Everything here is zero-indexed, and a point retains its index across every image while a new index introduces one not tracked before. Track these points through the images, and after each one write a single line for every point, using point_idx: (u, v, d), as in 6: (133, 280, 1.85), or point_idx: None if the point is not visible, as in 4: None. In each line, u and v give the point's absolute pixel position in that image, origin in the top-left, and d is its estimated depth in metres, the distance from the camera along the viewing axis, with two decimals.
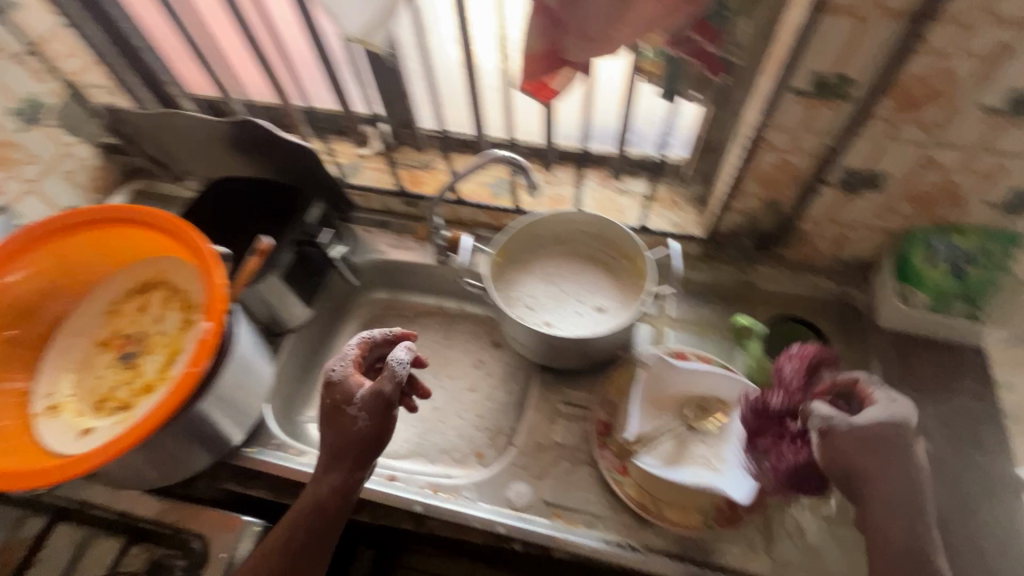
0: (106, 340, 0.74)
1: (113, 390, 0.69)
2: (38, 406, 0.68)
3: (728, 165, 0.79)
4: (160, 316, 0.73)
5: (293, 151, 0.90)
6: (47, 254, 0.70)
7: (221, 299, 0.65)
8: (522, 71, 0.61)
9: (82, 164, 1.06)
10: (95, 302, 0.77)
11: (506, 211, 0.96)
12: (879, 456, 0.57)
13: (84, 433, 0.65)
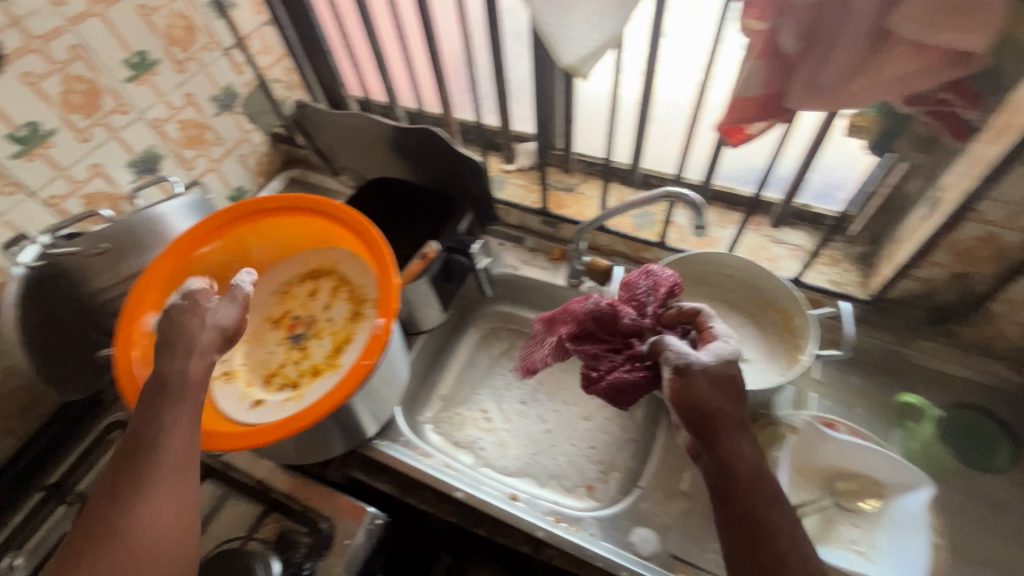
0: (276, 318, 0.80)
1: (283, 368, 0.75)
2: (215, 370, 0.74)
3: (916, 229, 0.74)
4: (329, 304, 0.79)
5: (455, 160, 0.92)
6: (242, 232, 0.77)
7: (393, 294, 0.68)
8: (726, 113, 0.59)
9: (255, 149, 1.15)
10: (270, 281, 0.83)
11: (649, 244, 0.94)
12: (729, 402, 0.54)
13: (257, 404, 0.71)
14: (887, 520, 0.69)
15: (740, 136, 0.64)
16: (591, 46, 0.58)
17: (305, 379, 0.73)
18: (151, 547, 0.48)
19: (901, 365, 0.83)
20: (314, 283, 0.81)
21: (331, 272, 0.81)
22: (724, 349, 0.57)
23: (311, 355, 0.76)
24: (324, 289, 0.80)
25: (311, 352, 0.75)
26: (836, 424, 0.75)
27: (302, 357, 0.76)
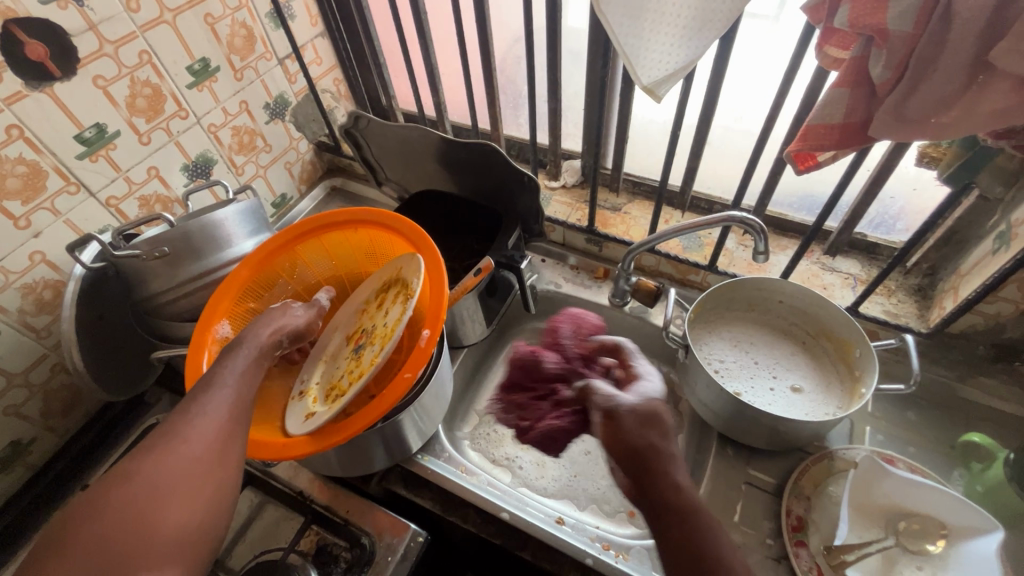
0: (351, 335, 0.75)
1: (342, 380, 0.68)
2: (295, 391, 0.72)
3: (984, 264, 0.72)
4: (388, 311, 0.70)
5: (506, 175, 0.92)
6: (315, 246, 0.80)
7: (443, 297, 0.66)
8: (804, 139, 0.58)
9: (300, 157, 1.16)
10: (353, 303, 0.79)
11: (697, 266, 0.93)
12: (660, 438, 0.52)
13: (310, 416, 0.66)
14: (955, 563, 0.65)
15: (809, 162, 0.63)
16: (671, 69, 0.58)
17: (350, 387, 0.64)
18: (171, 480, 0.43)
19: (955, 402, 0.82)
20: (384, 295, 0.75)
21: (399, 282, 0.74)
22: (643, 393, 0.58)
23: (365, 363, 0.67)
24: (388, 297, 0.72)
25: (364, 360, 0.67)
26: (893, 459, 0.75)
27: (355, 367, 0.68)
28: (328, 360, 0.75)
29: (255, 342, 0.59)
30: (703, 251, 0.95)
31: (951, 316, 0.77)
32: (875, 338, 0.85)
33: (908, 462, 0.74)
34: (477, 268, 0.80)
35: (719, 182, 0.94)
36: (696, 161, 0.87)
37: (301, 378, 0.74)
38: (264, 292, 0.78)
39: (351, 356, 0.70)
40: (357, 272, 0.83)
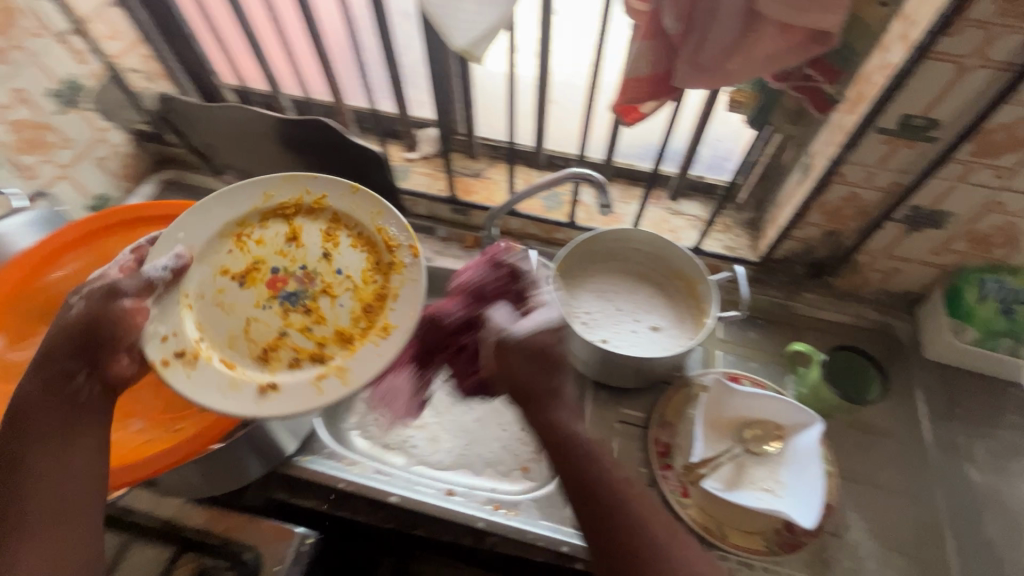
0: (244, 274, 0.63)
1: (289, 337, 0.61)
2: (162, 351, 0.56)
3: (794, 194, 0.81)
4: (330, 250, 0.65)
5: (354, 154, 0.87)
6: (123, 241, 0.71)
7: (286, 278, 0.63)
8: (619, 94, 0.60)
9: (115, 150, 1.01)
10: (207, 215, 0.63)
11: (559, 225, 0.96)
12: (547, 380, 0.60)
13: (264, 392, 0.57)
14: (789, 457, 0.76)
15: (633, 113, 0.64)
16: (485, 30, 0.56)
17: (333, 347, 0.61)
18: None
19: (785, 316, 0.93)
20: (292, 224, 0.66)
21: (310, 210, 0.67)
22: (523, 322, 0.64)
23: (324, 317, 0.62)
24: (311, 230, 0.66)
25: (325, 312, 0.62)
26: (738, 377, 0.84)
27: (312, 321, 0.62)
28: (207, 305, 0.61)
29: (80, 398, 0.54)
30: (564, 208, 0.98)
31: (774, 244, 0.86)
32: (719, 270, 0.93)
33: (750, 378, 0.84)
34: None
35: (569, 138, 0.95)
36: (543, 119, 0.87)
37: (159, 336, 0.56)
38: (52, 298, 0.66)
39: (291, 308, 0.62)
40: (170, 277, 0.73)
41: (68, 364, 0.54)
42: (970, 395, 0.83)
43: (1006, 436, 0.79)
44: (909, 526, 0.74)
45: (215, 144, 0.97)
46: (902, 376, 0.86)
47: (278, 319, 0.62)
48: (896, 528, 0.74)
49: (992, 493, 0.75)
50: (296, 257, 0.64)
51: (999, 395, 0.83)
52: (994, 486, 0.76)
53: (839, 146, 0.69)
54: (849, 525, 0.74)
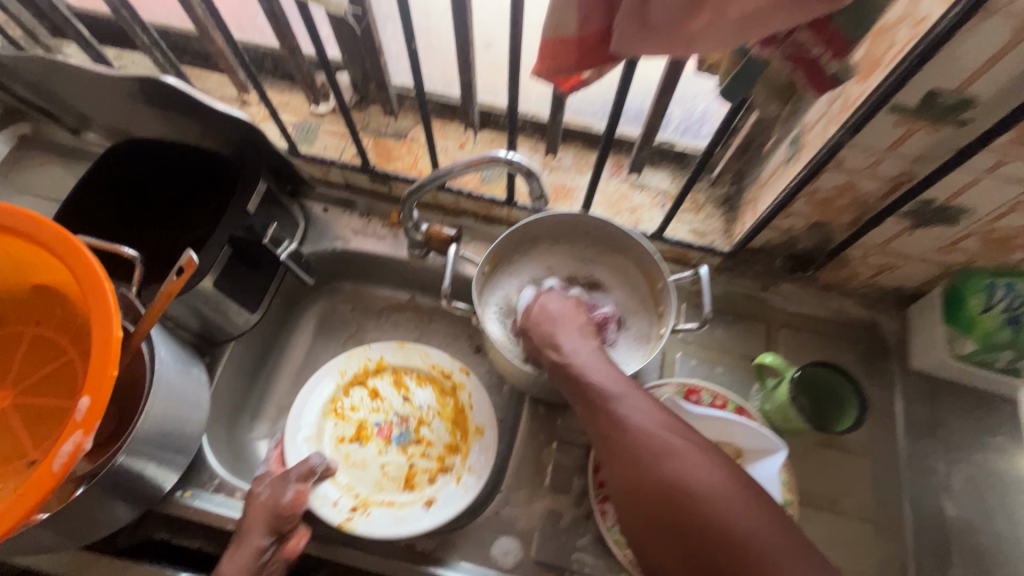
0: (350, 435, 0.73)
1: (415, 466, 0.72)
2: (341, 514, 0.66)
3: (779, 176, 0.65)
4: (409, 396, 0.77)
5: (227, 119, 0.68)
6: None
7: (112, 315, 0.48)
8: (539, 65, 0.43)
9: None
10: (306, 404, 0.73)
11: (497, 202, 0.79)
12: (567, 330, 0.62)
13: (430, 503, 0.68)
14: None
15: (573, 82, 0.48)
16: None
17: (451, 457, 0.72)
18: None
19: (756, 311, 0.80)
20: (369, 386, 0.77)
21: (377, 371, 0.77)
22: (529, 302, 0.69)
23: (435, 442, 0.74)
24: (397, 370, 0.78)
25: (428, 438, 0.74)
26: (697, 391, 0.73)
27: (425, 447, 0.73)
28: (345, 468, 0.71)
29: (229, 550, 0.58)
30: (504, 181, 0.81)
31: (751, 233, 0.71)
32: (684, 258, 0.79)
33: (709, 391, 0.73)
34: (179, 266, 0.56)
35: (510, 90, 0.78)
36: (469, 71, 0.68)
37: (329, 503, 0.67)
38: None
39: (407, 444, 0.74)
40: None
41: (265, 548, 0.59)
42: (957, 410, 0.73)
43: (990, 459, 0.70)
44: (874, 560, 0.67)
45: (60, 95, 0.76)
46: (882, 383, 0.76)
47: (401, 455, 0.73)
48: (856, 563, 0.67)
49: (967, 525, 0.67)
50: (385, 409, 0.76)
51: (989, 410, 0.72)
52: (970, 517, 0.67)
53: (840, 126, 0.53)
54: None
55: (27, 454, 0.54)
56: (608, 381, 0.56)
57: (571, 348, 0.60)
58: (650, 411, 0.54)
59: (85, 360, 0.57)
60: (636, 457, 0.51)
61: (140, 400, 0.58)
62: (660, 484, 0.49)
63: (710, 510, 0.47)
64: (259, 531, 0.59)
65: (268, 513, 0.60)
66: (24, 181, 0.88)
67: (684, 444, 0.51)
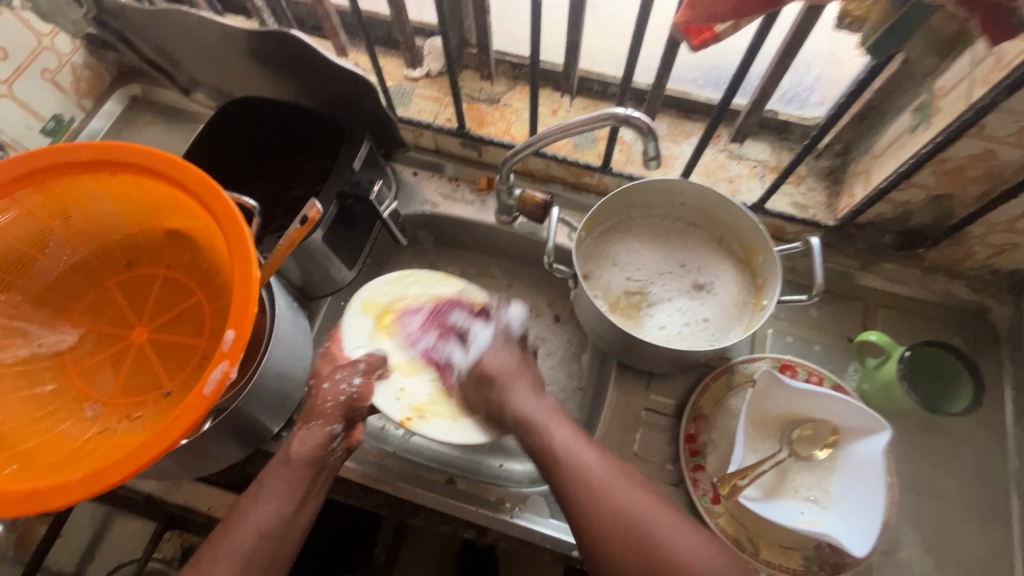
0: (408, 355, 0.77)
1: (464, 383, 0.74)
2: (402, 412, 0.69)
3: (903, 146, 0.62)
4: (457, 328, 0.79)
5: (339, 78, 0.70)
6: (59, 191, 0.55)
7: (251, 257, 0.50)
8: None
9: (66, 61, 0.85)
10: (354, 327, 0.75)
11: (590, 169, 0.79)
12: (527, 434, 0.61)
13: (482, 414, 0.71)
14: (842, 465, 0.65)
15: (703, 35, 0.45)
16: None
17: None
18: None
19: (855, 290, 0.78)
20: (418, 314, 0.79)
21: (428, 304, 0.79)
22: (481, 359, 0.68)
23: None
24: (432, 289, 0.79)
25: None
26: (792, 366, 0.71)
27: None
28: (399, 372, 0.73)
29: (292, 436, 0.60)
30: (597, 148, 0.81)
31: (862, 206, 0.69)
32: (782, 232, 0.77)
33: (805, 367, 0.71)
34: (303, 215, 0.58)
35: (609, 56, 0.78)
36: (579, 32, 0.68)
37: (391, 398, 0.70)
38: None
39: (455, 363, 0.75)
40: (133, 230, 0.61)
41: (336, 432, 0.61)
42: None
43: None
44: (978, 549, 0.65)
45: (177, 55, 0.80)
46: (991, 370, 0.73)
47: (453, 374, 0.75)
48: (960, 550, 0.65)
49: None
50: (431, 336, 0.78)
51: None
52: None
53: (990, 86, 0.49)
54: (905, 541, 0.65)
55: (162, 388, 0.57)
56: (566, 446, 0.58)
57: (515, 393, 0.64)
58: (591, 450, 0.58)
59: (211, 301, 0.60)
60: (597, 513, 0.53)
61: (264, 342, 0.61)
62: (621, 529, 0.52)
63: (674, 548, 0.51)
64: (328, 416, 0.61)
65: (335, 401, 0.62)
66: (137, 140, 0.94)
67: (591, 462, 0.56)
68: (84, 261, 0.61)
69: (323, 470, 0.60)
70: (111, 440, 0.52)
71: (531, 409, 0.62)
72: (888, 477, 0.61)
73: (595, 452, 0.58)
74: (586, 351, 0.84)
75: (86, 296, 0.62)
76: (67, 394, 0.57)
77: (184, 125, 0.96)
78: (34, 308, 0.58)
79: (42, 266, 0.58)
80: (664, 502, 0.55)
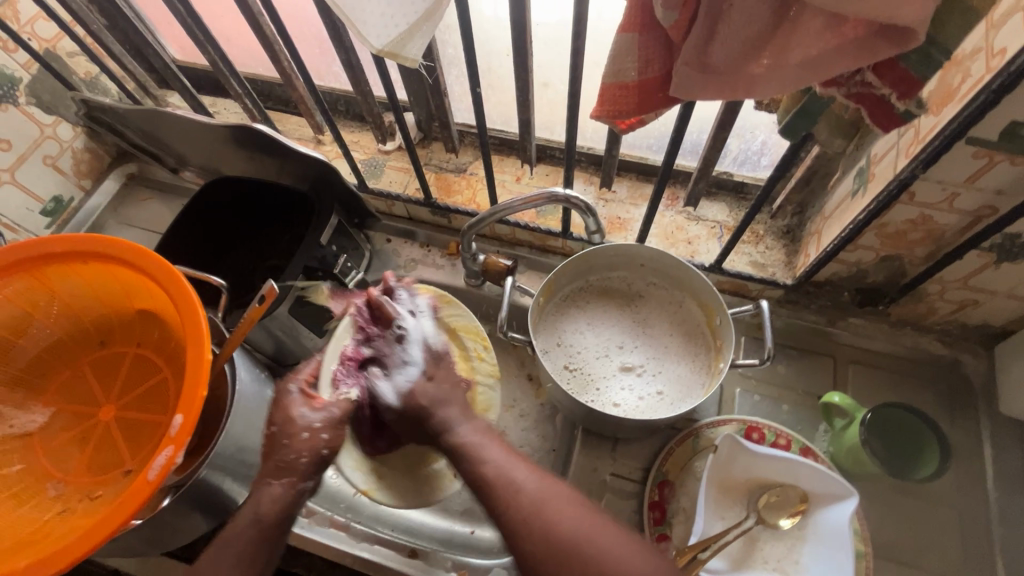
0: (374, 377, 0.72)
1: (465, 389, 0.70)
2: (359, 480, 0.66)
3: (844, 210, 0.63)
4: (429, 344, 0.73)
5: (304, 159, 0.75)
6: (36, 279, 0.59)
7: (204, 340, 0.53)
8: (604, 70, 0.42)
9: (66, 147, 0.91)
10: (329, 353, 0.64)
11: (552, 234, 0.81)
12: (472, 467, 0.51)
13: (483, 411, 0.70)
14: (812, 533, 0.63)
15: (631, 122, 0.47)
16: (407, 20, 0.41)
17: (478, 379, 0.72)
18: None
19: (823, 345, 0.77)
20: None
21: None
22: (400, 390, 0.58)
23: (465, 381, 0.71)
24: None
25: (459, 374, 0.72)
26: (759, 428, 0.70)
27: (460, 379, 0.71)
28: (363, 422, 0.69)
29: (252, 494, 0.52)
30: (559, 213, 0.83)
31: (816, 267, 0.69)
32: (743, 290, 0.78)
33: (771, 428, 0.70)
34: (262, 294, 0.60)
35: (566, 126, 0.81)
36: (529, 108, 0.72)
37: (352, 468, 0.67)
38: None
39: None
40: (105, 311, 0.65)
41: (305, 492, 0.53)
42: None
43: None
44: None
45: (165, 141, 0.86)
46: (968, 430, 0.71)
47: None
48: None
49: None
50: None
51: None
52: None
53: (910, 159, 0.51)
54: None
55: (125, 466, 0.59)
56: (498, 467, 0.50)
57: (450, 415, 0.55)
58: (533, 472, 0.50)
59: (177, 378, 0.63)
60: (527, 533, 0.46)
61: (226, 417, 0.63)
62: (563, 550, 0.45)
63: (575, 534, 0.46)
64: (308, 472, 0.53)
65: (310, 456, 0.53)
66: (132, 215, 1.00)
67: (526, 486, 0.48)
68: (60, 342, 0.65)
69: (282, 541, 0.52)
70: (68, 523, 0.53)
71: (464, 433, 0.53)
72: (856, 549, 0.59)
73: (526, 468, 0.51)
74: (558, 413, 0.83)
75: (61, 375, 0.65)
76: (33, 476, 0.59)
77: (176, 200, 1.01)
78: (11, 389, 0.61)
79: (19, 349, 0.62)
80: (601, 513, 0.49)
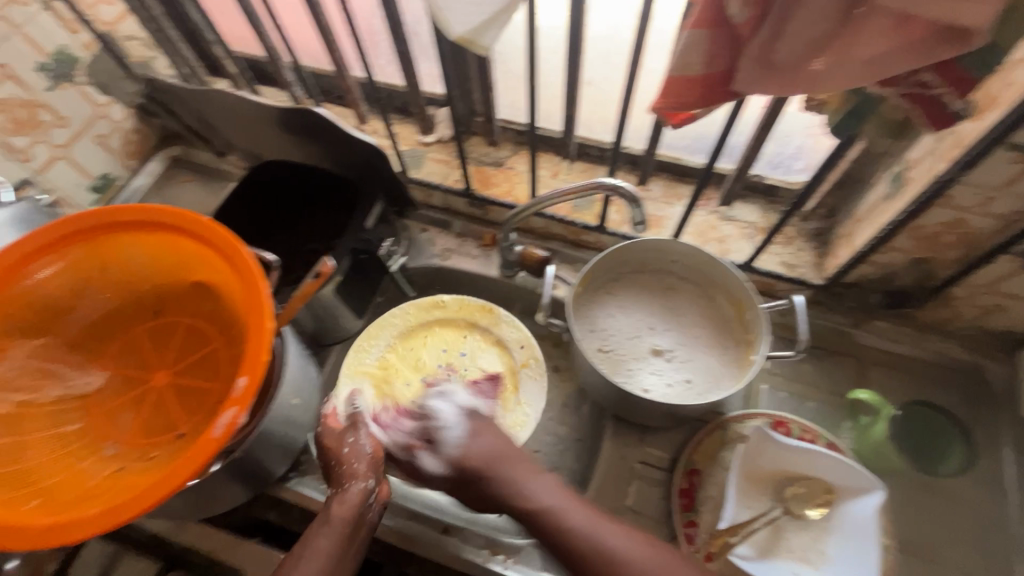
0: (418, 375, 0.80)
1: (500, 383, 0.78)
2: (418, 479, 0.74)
3: (878, 212, 0.65)
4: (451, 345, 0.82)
5: (354, 145, 0.78)
6: (101, 247, 0.61)
7: (266, 309, 0.55)
8: (669, 63, 0.44)
9: (116, 127, 0.94)
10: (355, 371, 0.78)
11: (587, 228, 0.84)
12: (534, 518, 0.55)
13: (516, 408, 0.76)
14: (837, 524, 0.65)
15: (682, 116, 0.49)
16: (489, 10, 0.44)
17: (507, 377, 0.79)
18: None
19: (847, 346, 0.79)
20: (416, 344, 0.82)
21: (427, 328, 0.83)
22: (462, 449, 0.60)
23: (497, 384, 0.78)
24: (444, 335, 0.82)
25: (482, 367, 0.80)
26: (785, 423, 0.72)
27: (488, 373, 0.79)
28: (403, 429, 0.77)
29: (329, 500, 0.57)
30: (594, 209, 0.86)
31: (846, 267, 0.71)
32: (772, 290, 0.80)
33: (798, 423, 0.71)
34: (316, 271, 0.62)
35: (605, 124, 0.84)
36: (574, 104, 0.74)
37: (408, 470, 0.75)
38: (35, 310, 0.60)
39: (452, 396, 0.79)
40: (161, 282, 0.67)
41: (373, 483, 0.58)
42: None
43: None
44: None
45: (215, 124, 0.89)
46: (988, 432, 0.73)
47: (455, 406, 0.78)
48: None
49: None
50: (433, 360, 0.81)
51: None
52: None
53: (951, 162, 0.53)
54: None
55: (178, 429, 0.62)
56: (577, 526, 0.53)
57: (516, 471, 0.58)
58: (622, 535, 0.53)
59: (229, 347, 0.65)
60: None
61: (276, 385, 0.65)
62: None
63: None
64: (361, 472, 0.58)
65: (357, 457, 0.59)
66: (174, 195, 1.02)
67: (616, 547, 0.52)
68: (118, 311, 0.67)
69: (359, 522, 0.56)
70: (127, 478, 0.56)
71: (534, 487, 0.57)
72: (881, 539, 0.61)
73: (606, 527, 0.54)
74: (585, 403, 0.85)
75: (115, 342, 0.68)
76: (90, 435, 0.61)
77: (217, 183, 1.04)
78: (69, 352, 0.64)
79: (81, 314, 0.64)
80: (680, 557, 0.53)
